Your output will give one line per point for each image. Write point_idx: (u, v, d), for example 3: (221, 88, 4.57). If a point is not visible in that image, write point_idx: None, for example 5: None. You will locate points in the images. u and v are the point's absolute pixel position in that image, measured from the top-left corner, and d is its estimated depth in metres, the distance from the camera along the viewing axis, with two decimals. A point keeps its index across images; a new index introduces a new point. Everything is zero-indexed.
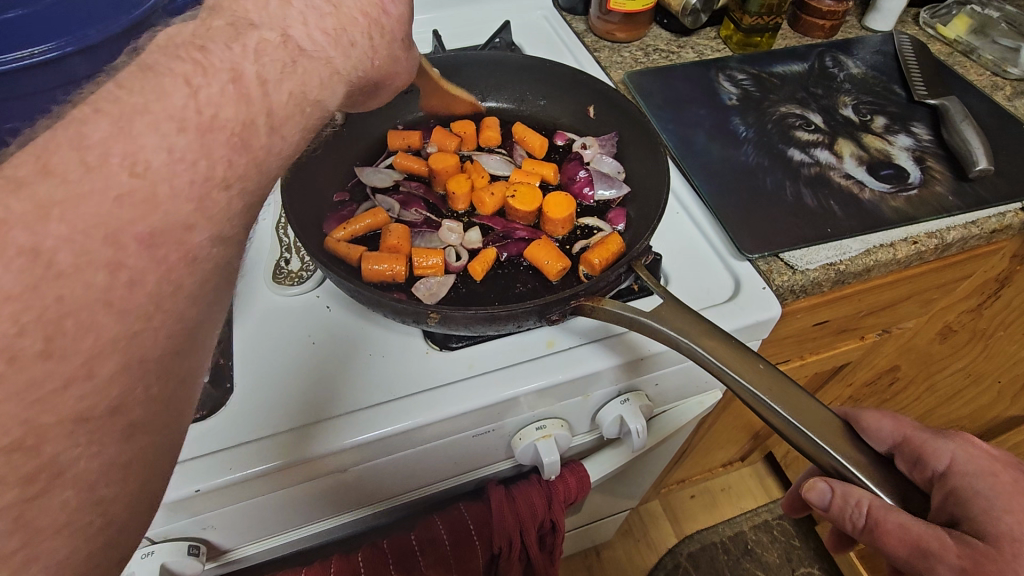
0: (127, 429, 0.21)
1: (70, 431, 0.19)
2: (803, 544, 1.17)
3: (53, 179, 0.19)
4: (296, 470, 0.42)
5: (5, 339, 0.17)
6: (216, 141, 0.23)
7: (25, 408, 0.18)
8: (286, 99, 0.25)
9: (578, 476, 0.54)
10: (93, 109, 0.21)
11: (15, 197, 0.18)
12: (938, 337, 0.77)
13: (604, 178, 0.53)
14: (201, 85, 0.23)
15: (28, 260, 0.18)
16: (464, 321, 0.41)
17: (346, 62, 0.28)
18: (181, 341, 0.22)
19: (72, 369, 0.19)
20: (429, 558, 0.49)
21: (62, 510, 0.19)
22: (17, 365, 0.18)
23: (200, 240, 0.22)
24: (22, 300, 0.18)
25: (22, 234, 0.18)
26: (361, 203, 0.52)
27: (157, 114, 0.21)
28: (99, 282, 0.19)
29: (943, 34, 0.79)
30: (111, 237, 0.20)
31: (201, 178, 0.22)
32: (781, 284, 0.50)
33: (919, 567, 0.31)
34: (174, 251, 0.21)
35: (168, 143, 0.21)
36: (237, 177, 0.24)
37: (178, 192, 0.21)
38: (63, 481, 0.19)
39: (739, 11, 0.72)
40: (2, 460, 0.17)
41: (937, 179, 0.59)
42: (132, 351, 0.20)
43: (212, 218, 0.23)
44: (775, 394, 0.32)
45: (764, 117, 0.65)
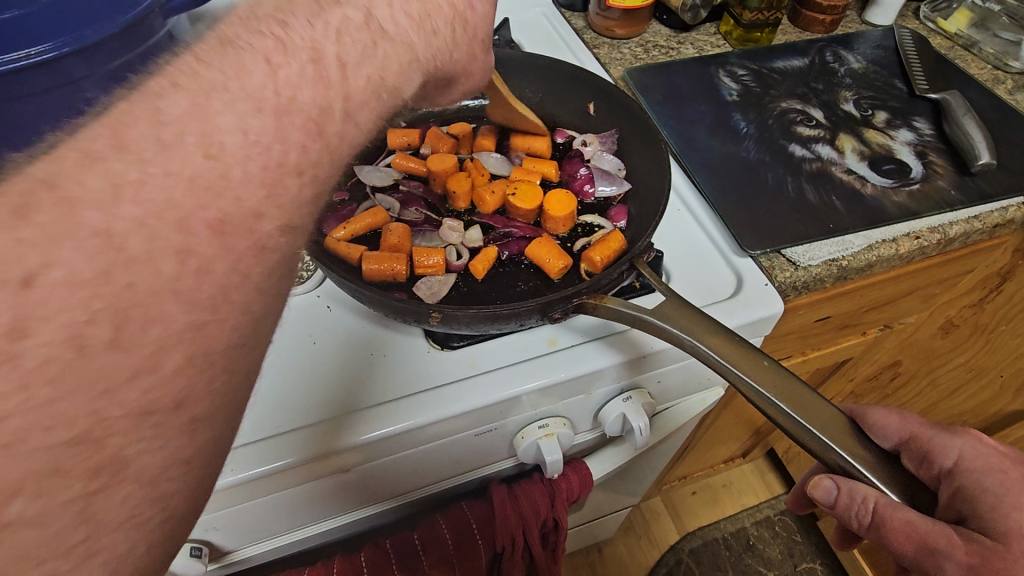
0: (188, 426, 0.21)
1: (135, 425, 0.19)
2: (805, 539, 1.17)
3: (128, 157, 0.20)
4: (297, 471, 0.42)
5: (74, 328, 0.18)
6: (291, 124, 0.24)
7: (91, 400, 0.18)
8: (364, 83, 0.27)
9: (580, 475, 0.54)
10: (170, 83, 0.22)
11: (92, 175, 0.19)
12: (940, 332, 0.77)
13: (604, 176, 0.53)
14: (279, 65, 0.24)
15: (102, 242, 0.19)
16: (465, 321, 0.41)
17: (425, 48, 0.31)
18: (247, 335, 0.23)
19: (138, 361, 0.19)
20: (433, 557, 0.49)
21: (123, 505, 0.19)
22: (86, 355, 0.18)
23: (269, 230, 0.23)
24: (92, 286, 0.18)
25: (96, 216, 0.19)
26: (360, 203, 0.52)
27: (235, 92, 0.23)
28: (169, 271, 0.20)
29: (944, 28, 0.79)
30: (182, 223, 0.20)
31: (274, 163, 0.23)
32: (783, 280, 0.49)
33: (926, 564, 0.31)
34: (242, 241, 0.22)
35: (244, 124, 0.22)
36: (309, 165, 0.25)
37: (250, 177, 0.22)
38: (122, 479, 0.19)
39: (739, 6, 0.72)
40: (67, 453, 0.18)
41: (939, 174, 0.58)
42: (196, 344, 0.21)
43: (283, 206, 0.24)
44: (779, 392, 0.32)
45: (765, 113, 0.64)
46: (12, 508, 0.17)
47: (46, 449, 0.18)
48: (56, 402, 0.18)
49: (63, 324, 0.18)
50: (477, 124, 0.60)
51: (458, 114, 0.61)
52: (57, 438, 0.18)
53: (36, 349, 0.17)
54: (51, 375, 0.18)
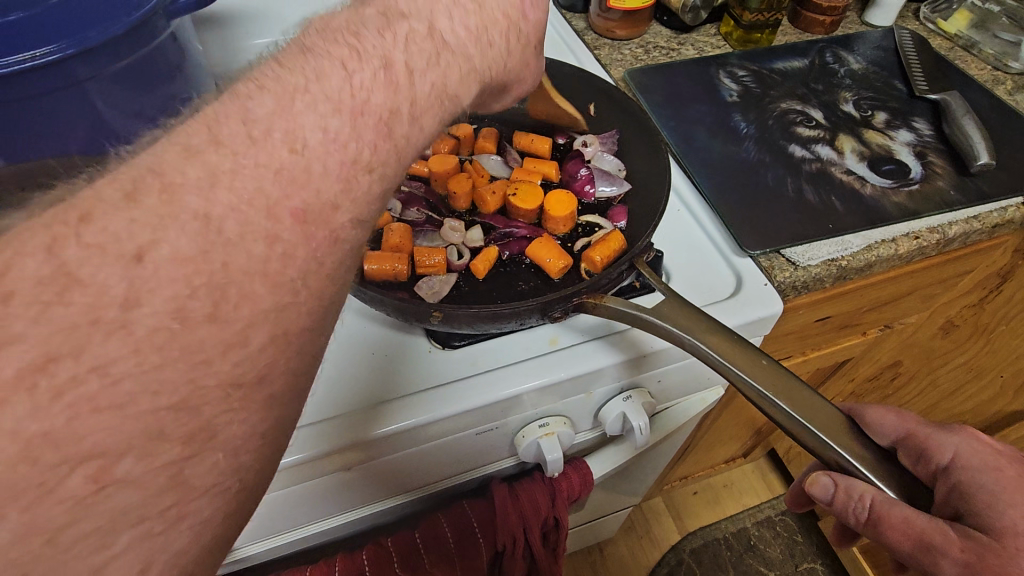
0: (266, 402, 0.22)
1: (226, 395, 0.20)
2: (806, 539, 1.17)
3: (223, 150, 0.21)
4: (299, 470, 0.42)
5: (178, 299, 0.19)
6: (365, 125, 0.24)
7: (191, 369, 0.19)
8: (428, 91, 0.27)
9: (580, 474, 0.54)
10: (257, 87, 0.23)
11: (192, 165, 0.21)
12: (940, 332, 0.77)
13: (605, 176, 0.53)
14: (355, 70, 0.25)
15: (200, 226, 0.20)
16: (467, 320, 0.41)
17: (481, 59, 0.30)
18: (305, 322, 0.23)
19: (232, 335, 0.20)
20: (433, 555, 0.50)
21: (210, 473, 0.20)
22: (188, 326, 0.19)
23: (343, 221, 0.24)
24: (195, 263, 0.20)
25: (196, 200, 0.20)
26: None
27: (315, 94, 0.23)
28: (259, 252, 0.21)
29: (944, 29, 0.79)
30: (270, 211, 0.22)
31: (349, 160, 0.24)
32: (783, 280, 0.50)
33: (922, 559, 0.31)
34: (321, 230, 0.23)
35: (323, 123, 0.23)
36: (380, 162, 0.25)
37: (330, 170, 0.23)
38: (213, 445, 0.20)
39: (739, 7, 0.72)
40: (169, 417, 0.19)
41: (938, 174, 0.59)
42: (280, 323, 0.22)
43: (356, 200, 0.24)
44: (778, 389, 0.32)
45: (765, 113, 0.65)
46: (123, 465, 0.18)
47: (152, 410, 0.19)
48: (164, 367, 0.19)
49: (168, 295, 0.19)
50: (478, 125, 0.60)
51: (459, 115, 0.62)
52: (162, 402, 0.19)
53: (147, 318, 0.19)
54: (157, 344, 0.19)
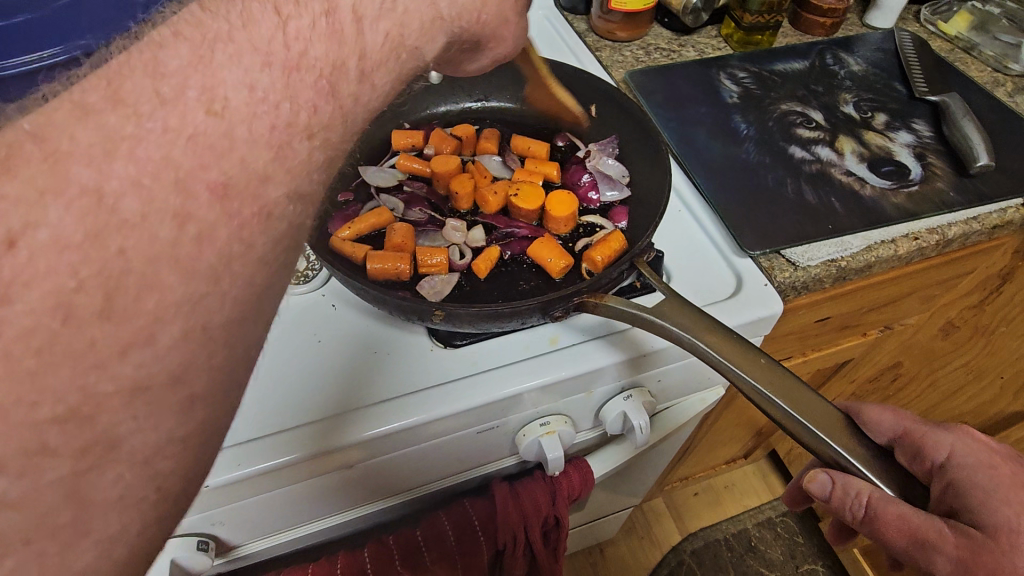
0: (187, 403, 0.20)
1: (128, 402, 0.18)
2: (807, 540, 1.17)
3: (123, 110, 0.19)
4: (301, 467, 0.42)
5: (62, 294, 0.17)
6: (301, 81, 0.22)
7: (80, 376, 0.17)
8: (382, 40, 0.25)
9: (581, 473, 0.55)
10: (172, 33, 0.20)
11: (83, 128, 0.18)
12: (940, 333, 0.77)
13: (606, 180, 0.53)
14: (290, 16, 0.22)
15: (90, 202, 0.18)
16: (468, 318, 0.42)
17: (449, 6, 0.29)
18: (247, 307, 0.21)
19: (131, 333, 0.18)
20: (434, 553, 0.50)
21: (114, 487, 0.18)
22: (74, 324, 0.17)
23: (276, 195, 0.22)
24: (84, 250, 0.17)
25: (86, 174, 0.18)
26: (364, 203, 0.53)
27: (239, 44, 0.21)
28: (166, 234, 0.19)
29: (944, 31, 0.79)
30: (181, 183, 0.19)
31: (283, 123, 0.22)
32: (783, 281, 0.50)
33: (918, 556, 0.32)
34: (247, 205, 0.21)
35: (250, 79, 0.21)
36: (321, 127, 0.23)
37: (255, 136, 0.21)
38: (116, 457, 0.18)
39: (739, 9, 0.73)
40: (55, 430, 0.17)
41: (938, 175, 0.59)
42: (195, 316, 0.20)
43: (292, 170, 0.22)
44: (776, 388, 0.32)
45: (765, 114, 0.65)
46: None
47: (33, 424, 0.17)
48: (42, 375, 0.17)
49: (51, 288, 0.17)
50: (481, 126, 0.61)
51: (462, 116, 0.62)
52: (43, 413, 0.17)
53: (21, 317, 0.16)
54: (36, 347, 0.17)
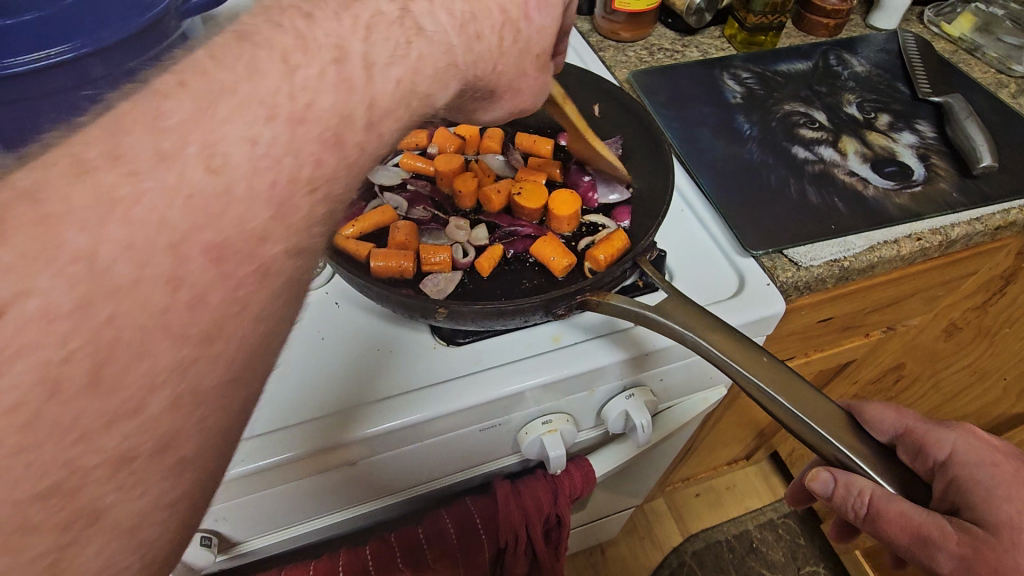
0: (175, 467, 0.20)
1: (113, 473, 0.19)
2: (809, 542, 1.17)
3: (120, 168, 0.19)
4: (303, 464, 0.42)
5: (48, 367, 0.17)
6: (305, 133, 0.23)
7: (67, 449, 0.17)
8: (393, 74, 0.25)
9: (582, 472, 0.55)
10: (186, 79, 0.21)
11: (77, 187, 0.18)
12: (943, 334, 0.77)
13: (607, 182, 0.54)
14: (297, 66, 0.23)
15: (83, 266, 0.18)
16: (471, 316, 0.42)
17: (466, 50, 0.30)
18: (241, 368, 0.22)
19: (117, 404, 0.18)
20: (436, 551, 0.50)
21: (96, 558, 0.19)
22: (60, 396, 0.17)
23: (274, 252, 0.22)
24: (72, 317, 0.17)
25: (79, 237, 0.18)
26: (369, 201, 0.53)
27: (245, 97, 0.21)
28: (160, 299, 0.19)
29: (948, 32, 0.79)
30: (175, 247, 0.19)
31: (285, 177, 0.22)
32: (786, 280, 0.50)
33: (919, 554, 0.32)
34: (243, 265, 0.21)
35: (253, 133, 0.21)
36: (324, 180, 0.23)
37: (254, 193, 0.21)
38: (98, 529, 0.18)
39: (743, 10, 0.73)
40: (36, 507, 0.17)
41: (941, 176, 0.59)
42: (188, 381, 0.20)
43: (292, 225, 0.22)
44: (778, 386, 0.32)
45: (768, 115, 0.65)
46: None
47: (12, 503, 0.16)
48: (26, 451, 0.17)
49: (38, 359, 0.17)
50: (484, 126, 0.61)
51: None
52: (25, 490, 0.17)
53: (6, 391, 0.16)
54: (17, 423, 0.16)
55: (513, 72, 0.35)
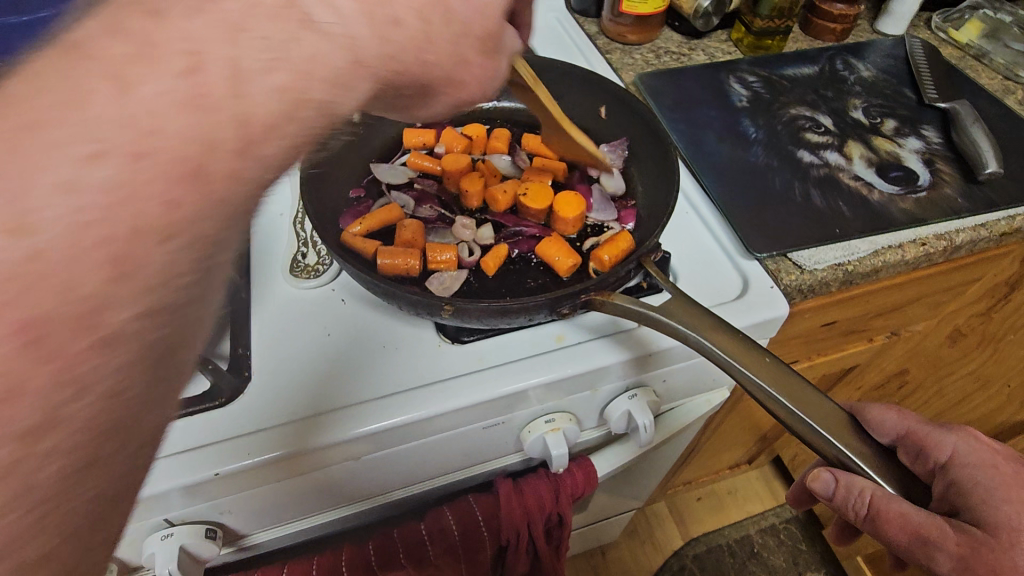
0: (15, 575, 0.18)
1: None
2: (809, 548, 1.16)
3: None
4: (309, 459, 0.43)
5: None
6: (150, 168, 0.18)
7: None
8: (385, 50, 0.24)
9: (585, 472, 0.54)
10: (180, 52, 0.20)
11: None
12: (947, 341, 0.77)
13: (602, 202, 0.53)
14: (142, 80, 0.18)
15: None
16: (477, 315, 0.42)
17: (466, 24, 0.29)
18: (89, 454, 0.19)
19: None
20: (438, 547, 0.51)
21: None
22: None
23: (122, 320, 0.18)
24: None
25: None
26: (376, 199, 0.53)
27: (68, 125, 0.17)
28: None
29: (955, 38, 0.79)
30: None
31: (132, 224, 0.18)
32: (789, 283, 0.50)
33: (918, 553, 0.32)
34: (76, 342, 0.17)
35: (72, 174, 0.17)
36: (185, 223, 0.19)
37: (85, 255, 0.17)
38: None
39: (750, 13, 0.74)
40: None
41: (946, 182, 0.59)
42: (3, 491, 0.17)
43: (148, 282, 0.18)
44: (781, 386, 0.33)
45: (774, 119, 0.65)
46: None
47: None
48: None
49: None
50: (490, 126, 0.62)
51: (472, 115, 0.63)
52: None
53: None
54: None
55: (452, 60, 0.28)
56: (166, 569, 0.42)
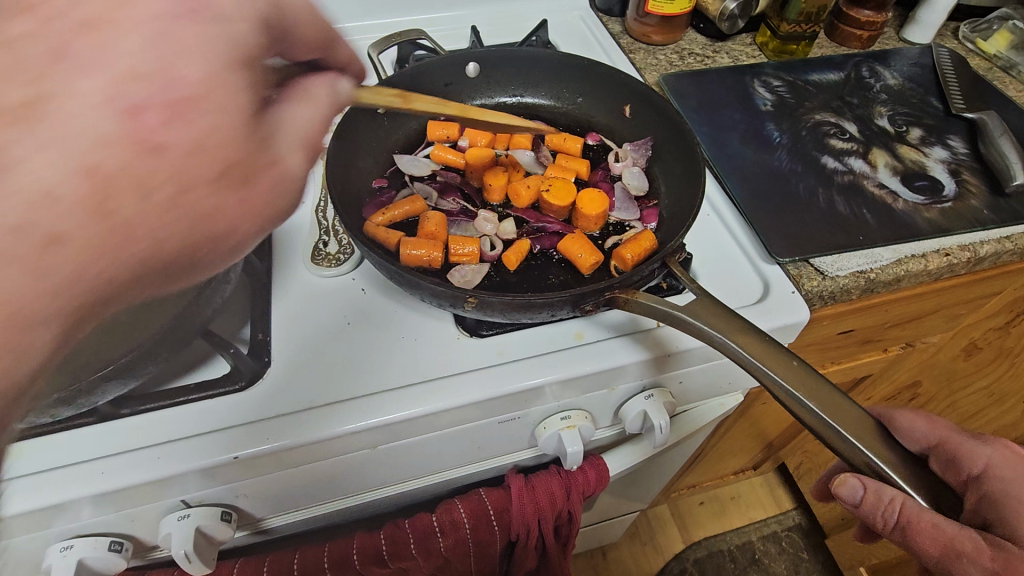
0: None
1: None
2: (811, 557, 1.16)
3: None
4: (326, 446, 0.43)
5: None
6: None
7: None
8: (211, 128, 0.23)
9: (596, 470, 0.54)
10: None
11: None
12: (963, 353, 0.76)
13: (625, 203, 0.53)
14: None
15: None
16: (500, 308, 0.42)
17: None
18: None
19: None
20: (450, 539, 0.50)
21: None
22: None
23: None
24: None
25: None
26: (399, 190, 0.53)
27: None
28: None
29: (983, 49, 0.78)
30: None
31: None
32: (811, 289, 0.50)
33: (951, 565, 0.32)
34: None
35: None
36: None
37: None
38: None
39: (777, 17, 0.73)
40: None
41: (972, 193, 0.58)
42: None
43: None
44: (808, 390, 0.32)
45: (798, 124, 0.65)
46: None
47: None
48: None
49: None
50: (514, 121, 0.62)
51: (495, 110, 0.63)
52: None
53: None
54: None
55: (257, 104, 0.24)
56: (183, 549, 0.43)
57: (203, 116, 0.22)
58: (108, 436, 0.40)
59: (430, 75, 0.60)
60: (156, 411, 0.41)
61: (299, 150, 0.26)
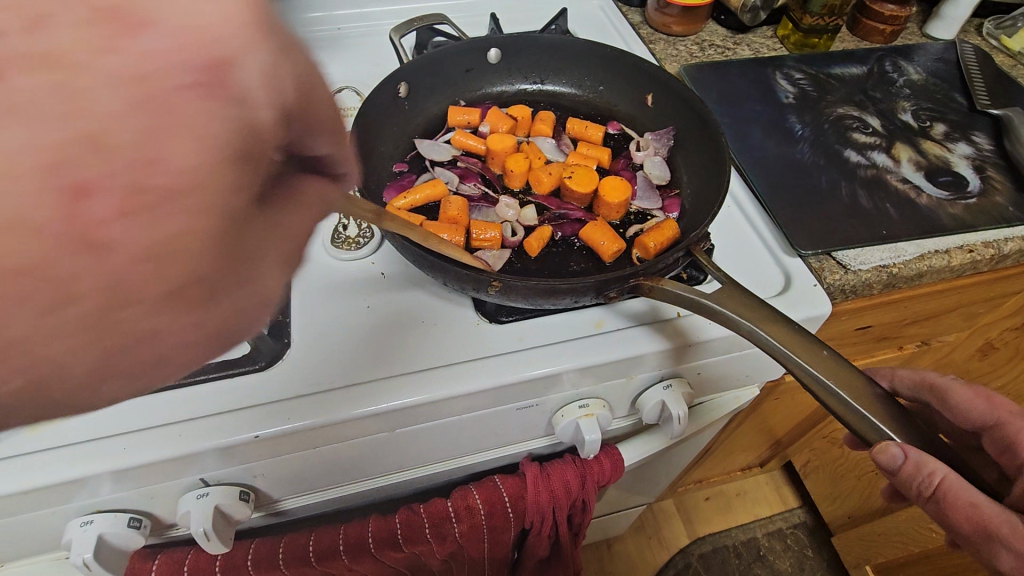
0: None
1: None
2: (816, 555, 1.16)
3: None
4: (347, 427, 0.43)
5: None
6: None
7: None
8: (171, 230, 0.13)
9: (612, 459, 0.54)
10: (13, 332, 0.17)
11: None
12: (978, 353, 0.76)
13: (646, 192, 0.52)
14: None
15: None
16: (523, 293, 0.42)
17: None
18: None
19: None
20: (465, 525, 0.50)
21: None
22: None
23: None
24: None
25: None
26: (419, 175, 0.53)
27: None
28: None
29: (1007, 47, 0.78)
30: None
31: None
32: (833, 282, 0.49)
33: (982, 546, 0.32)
34: None
35: None
36: None
37: None
38: None
39: (800, 10, 0.72)
40: None
41: (997, 189, 0.58)
42: None
43: None
44: (837, 378, 0.32)
45: (821, 117, 0.64)
46: None
47: None
48: None
49: None
50: (533, 109, 0.62)
51: (515, 98, 0.63)
52: None
53: None
54: None
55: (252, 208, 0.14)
56: (202, 528, 0.43)
57: (173, 219, 0.13)
58: (127, 414, 0.40)
59: (451, 61, 0.59)
60: (177, 390, 0.41)
61: (279, 265, 0.16)
